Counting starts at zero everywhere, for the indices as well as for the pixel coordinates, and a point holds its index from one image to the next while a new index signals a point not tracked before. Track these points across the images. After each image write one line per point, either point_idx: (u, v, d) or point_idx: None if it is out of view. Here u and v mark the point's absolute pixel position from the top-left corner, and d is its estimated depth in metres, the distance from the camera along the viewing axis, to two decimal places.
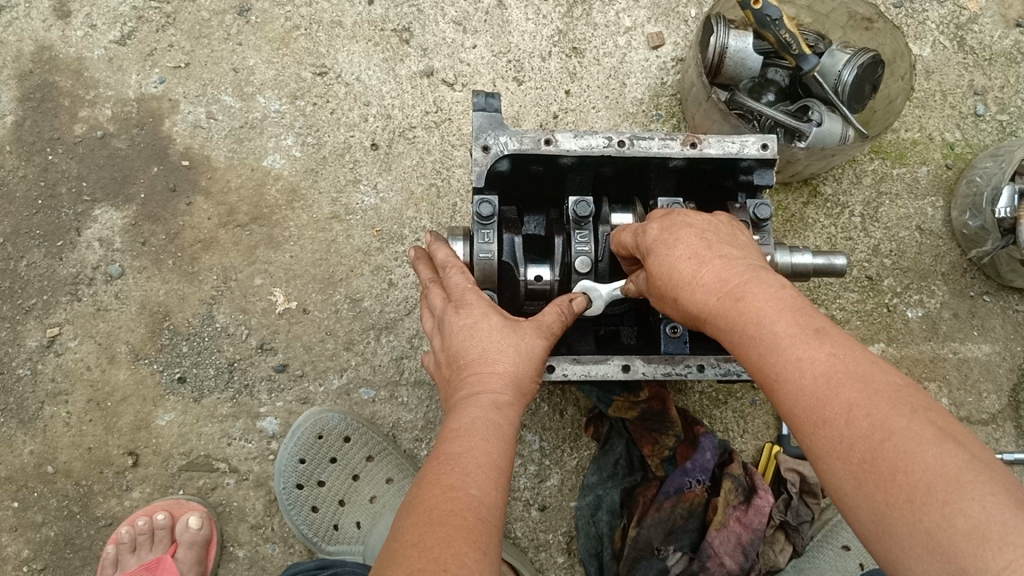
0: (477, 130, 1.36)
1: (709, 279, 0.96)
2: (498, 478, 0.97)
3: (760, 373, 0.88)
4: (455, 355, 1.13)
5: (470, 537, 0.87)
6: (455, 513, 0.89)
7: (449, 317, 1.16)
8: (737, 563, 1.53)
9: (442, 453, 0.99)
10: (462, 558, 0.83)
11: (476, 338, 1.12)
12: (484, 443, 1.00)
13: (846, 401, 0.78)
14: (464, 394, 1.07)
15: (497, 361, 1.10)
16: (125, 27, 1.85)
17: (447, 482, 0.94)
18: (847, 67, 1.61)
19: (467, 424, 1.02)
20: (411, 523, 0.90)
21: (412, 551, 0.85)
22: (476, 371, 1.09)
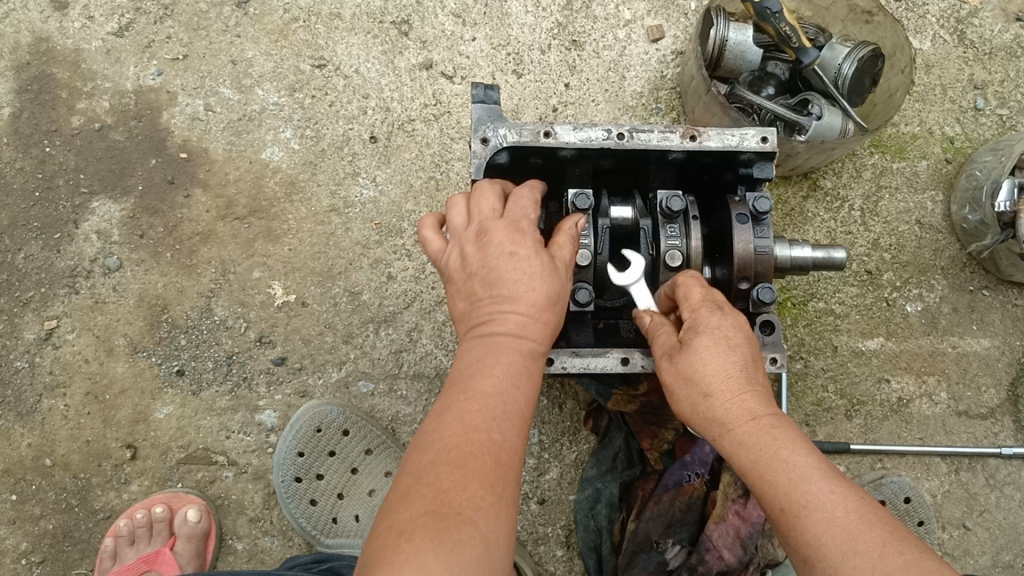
0: (476, 122, 1.36)
1: (752, 403, 1.06)
2: (520, 420, 0.97)
3: (783, 497, 0.98)
4: (486, 275, 1.08)
5: (486, 483, 0.88)
6: (475, 457, 0.90)
7: (484, 236, 1.10)
8: (736, 556, 1.52)
9: (468, 385, 0.99)
10: (477, 507, 0.85)
11: (514, 264, 1.06)
12: (513, 387, 1.00)
13: (879, 537, 0.90)
14: (496, 323, 1.05)
15: (533, 290, 1.06)
16: (122, 19, 1.85)
17: (471, 422, 0.93)
18: (847, 60, 1.60)
19: (498, 360, 1.01)
20: (432, 456, 0.90)
21: (427, 491, 0.86)
22: (509, 300, 1.05)
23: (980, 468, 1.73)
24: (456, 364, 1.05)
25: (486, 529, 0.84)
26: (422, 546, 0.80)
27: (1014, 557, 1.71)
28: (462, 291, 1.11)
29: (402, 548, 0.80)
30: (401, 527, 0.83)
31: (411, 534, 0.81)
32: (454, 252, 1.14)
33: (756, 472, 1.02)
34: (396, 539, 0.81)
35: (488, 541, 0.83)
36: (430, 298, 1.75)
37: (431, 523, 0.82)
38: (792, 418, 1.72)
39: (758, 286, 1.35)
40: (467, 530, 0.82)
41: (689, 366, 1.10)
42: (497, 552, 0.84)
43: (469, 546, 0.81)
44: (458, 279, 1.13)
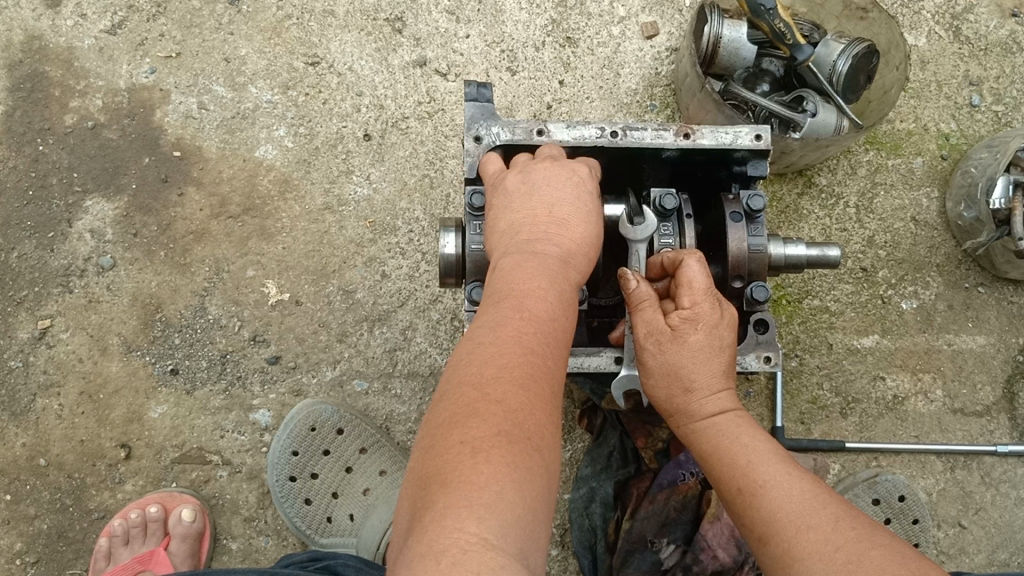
0: (469, 120, 1.35)
1: (726, 401, 1.18)
2: (563, 346, 0.99)
3: (742, 478, 1.10)
4: (549, 206, 1.11)
5: (546, 407, 0.88)
6: (537, 381, 0.90)
7: (552, 172, 1.16)
8: (731, 555, 1.52)
9: (520, 304, 0.97)
10: (541, 433, 0.86)
11: (575, 207, 1.12)
12: (562, 316, 1.00)
13: (832, 514, 1.01)
14: (552, 250, 1.06)
15: (584, 233, 1.10)
16: (114, 17, 1.84)
17: (526, 343, 0.93)
18: (841, 58, 1.61)
19: (554, 284, 1.01)
20: (491, 371, 0.89)
21: (497, 408, 0.85)
22: (566, 235, 1.08)
23: (975, 466, 1.73)
24: (501, 276, 1.02)
25: (548, 457, 0.86)
26: (502, 469, 0.79)
27: (1010, 555, 1.70)
28: (516, 215, 1.11)
29: (481, 468, 0.79)
30: (474, 443, 0.81)
31: (488, 453, 0.80)
32: (511, 181, 1.17)
33: (716, 456, 1.15)
34: (472, 456, 0.80)
35: (549, 470, 0.85)
36: (424, 296, 1.74)
37: (506, 445, 0.82)
38: (787, 415, 1.72)
39: (751, 284, 1.35)
40: (537, 457, 0.84)
41: (679, 358, 1.17)
42: (552, 480, 0.86)
43: (538, 473, 0.83)
44: (512, 203, 1.13)
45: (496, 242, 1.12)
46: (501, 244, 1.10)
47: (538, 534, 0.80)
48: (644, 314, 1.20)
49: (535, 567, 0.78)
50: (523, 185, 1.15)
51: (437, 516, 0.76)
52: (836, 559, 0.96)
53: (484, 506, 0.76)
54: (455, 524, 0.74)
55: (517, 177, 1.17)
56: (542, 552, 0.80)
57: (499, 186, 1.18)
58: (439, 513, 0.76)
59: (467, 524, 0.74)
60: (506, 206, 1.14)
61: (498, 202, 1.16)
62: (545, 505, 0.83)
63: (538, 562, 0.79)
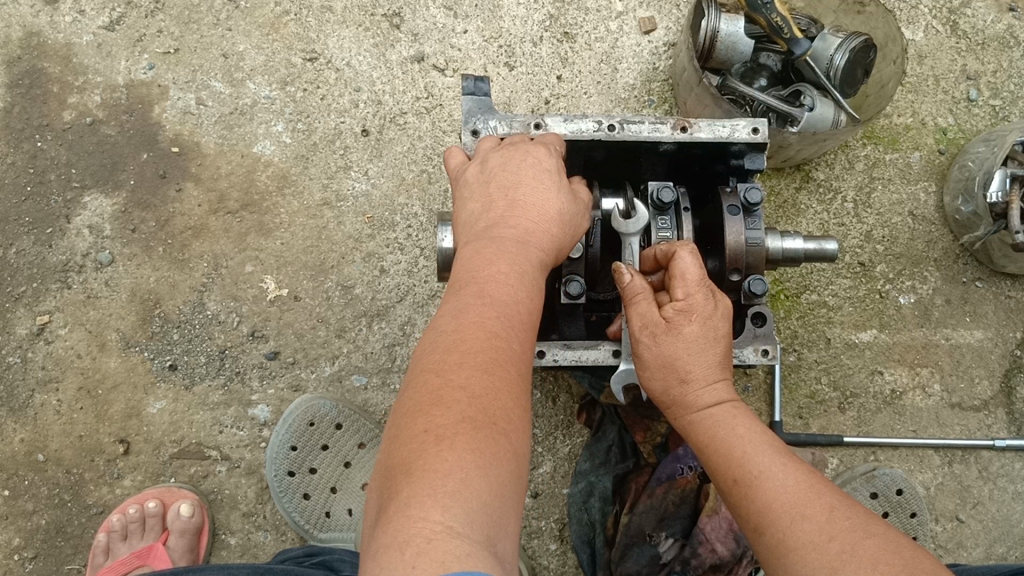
0: (466, 114, 1.36)
1: (721, 392, 1.19)
2: (531, 329, 0.98)
3: (737, 470, 1.11)
4: (508, 192, 1.11)
5: (511, 391, 0.88)
6: (499, 364, 0.90)
7: (510, 157, 1.15)
8: (729, 549, 1.52)
9: (482, 290, 0.97)
10: (508, 416, 0.86)
11: (534, 187, 1.11)
12: (526, 297, 1.00)
13: (827, 504, 1.01)
14: (513, 233, 1.06)
15: (547, 213, 1.10)
16: (113, 13, 1.84)
17: (490, 327, 0.93)
18: (839, 51, 1.60)
19: (516, 266, 1.01)
20: (453, 357, 0.89)
21: (459, 395, 0.85)
22: (526, 217, 1.08)
23: (973, 460, 1.73)
24: (464, 265, 1.03)
25: (516, 439, 0.86)
26: (465, 456, 0.80)
27: (1008, 549, 1.70)
28: (479, 205, 1.12)
29: (443, 457, 0.79)
30: (437, 430, 0.82)
31: (452, 440, 0.81)
32: (470, 173, 1.17)
33: (711, 447, 1.16)
34: (435, 445, 0.81)
35: (518, 453, 0.85)
36: (423, 291, 1.74)
37: (470, 432, 0.82)
38: (785, 410, 1.72)
39: (750, 277, 1.35)
40: (502, 440, 0.84)
41: (675, 350, 1.17)
42: (522, 464, 0.86)
43: (506, 456, 0.83)
44: (472, 195, 1.14)
45: (461, 231, 1.12)
46: (465, 234, 1.11)
47: (507, 519, 0.80)
48: (639, 306, 1.20)
49: (504, 556, 0.78)
50: (482, 176, 1.15)
51: (402, 507, 0.76)
52: (830, 549, 0.96)
53: (448, 494, 0.77)
54: (419, 514, 0.75)
55: (475, 169, 1.18)
56: (512, 539, 0.80)
57: (461, 180, 1.19)
58: (404, 503, 0.77)
59: (432, 512, 0.75)
60: (469, 197, 1.14)
61: (460, 195, 1.17)
62: (514, 489, 0.83)
63: (508, 547, 0.79)
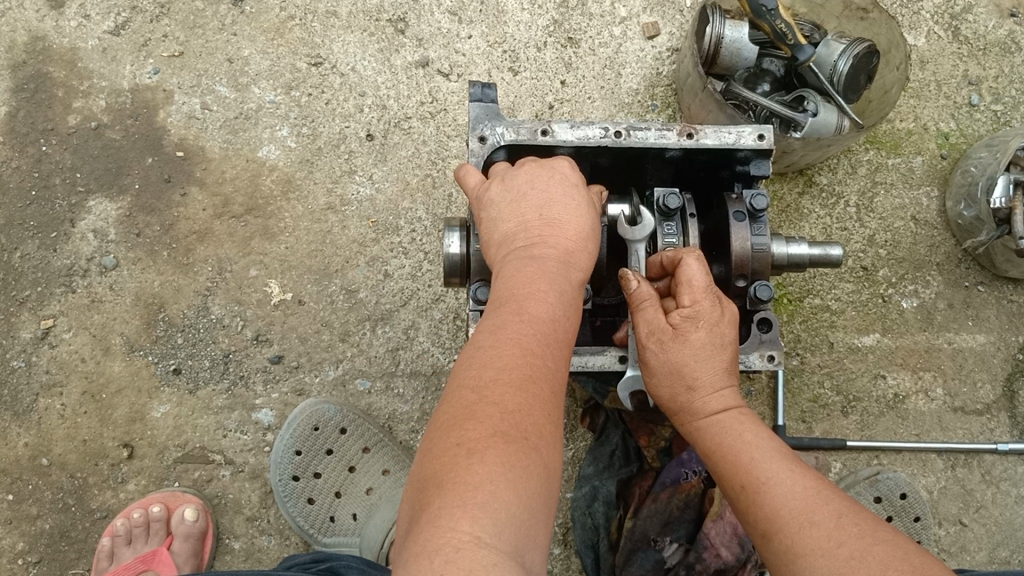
0: (473, 120, 1.36)
1: (729, 398, 1.19)
2: (565, 349, 0.99)
3: (744, 476, 1.11)
4: (541, 209, 1.11)
5: (545, 408, 0.89)
6: (535, 382, 0.90)
7: (533, 175, 1.15)
8: (733, 554, 1.53)
9: (520, 307, 0.98)
10: (540, 433, 0.87)
11: (568, 206, 1.12)
12: (563, 316, 1.00)
13: (835, 510, 1.02)
14: (551, 251, 1.06)
15: (580, 232, 1.11)
16: (118, 17, 1.84)
17: (527, 345, 0.94)
18: (842, 58, 1.61)
19: (554, 285, 1.02)
20: (489, 373, 0.90)
21: (494, 410, 0.85)
22: (561, 236, 1.09)
23: (976, 464, 1.73)
24: (504, 281, 1.03)
25: (547, 456, 0.86)
26: (496, 469, 0.80)
27: (1011, 553, 1.71)
28: (509, 224, 1.11)
29: (476, 469, 0.80)
30: (469, 444, 0.82)
31: (483, 453, 0.81)
32: (493, 191, 1.15)
33: (717, 455, 1.16)
34: (466, 458, 0.81)
35: (548, 468, 0.86)
36: (427, 296, 1.75)
37: (503, 446, 0.82)
38: (788, 414, 1.72)
39: (755, 283, 1.36)
40: (534, 456, 0.84)
41: (683, 357, 1.18)
42: (553, 479, 0.86)
43: (535, 470, 0.83)
44: (499, 213, 1.13)
45: (492, 248, 1.11)
46: (498, 250, 1.11)
47: (536, 531, 0.80)
48: (645, 313, 1.21)
49: (532, 567, 0.78)
50: (508, 194, 1.14)
51: (433, 516, 0.77)
52: (838, 555, 0.96)
53: (480, 505, 0.77)
54: (450, 523, 0.75)
55: (498, 187, 1.15)
56: (539, 551, 0.81)
57: (483, 198, 1.16)
58: (434, 514, 0.77)
59: (461, 522, 0.75)
60: (496, 215, 1.13)
61: (484, 214, 1.15)
62: (544, 504, 0.83)
63: (536, 559, 0.80)
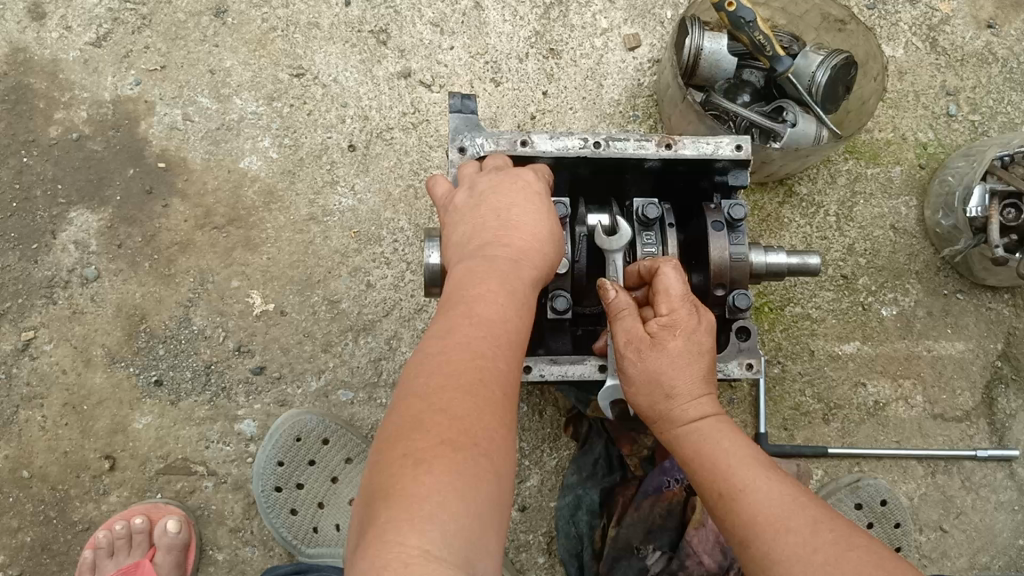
0: (453, 131, 1.37)
1: (707, 406, 1.19)
2: (517, 351, 0.99)
3: (722, 483, 1.12)
4: (500, 214, 1.10)
5: (493, 412, 0.89)
6: (484, 385, 0.90)
7: (495, 184, 1.15)
8: (716, 561, 1.52)
9: (470, 311, 0.98)
10: (487, 437, 0.87)
11: (525, 210, 1.11)
12: (515, 318, 1.00)
13: (811, 516, 1.03)
14: (506, 254, 1.06)
15: (538, 236, 1.10)
16: (100, 29, 1.84)
17: (475, 348, 0.93)
18: (821, 68, 1.63)
19: (506, 287, 1.01)
20: (436, 379, 0.90)
21: (440, 417, 0.86)
22: (518, 238, 1.08)
23: (956, 471, 1.75)
24: (456, 285, 1.03)
25: (496, 460, 0.86)
26: (443, 478, 0.81)
27: (991, 559, 1.72)
28: (467, 228, 1.12)
29: (422, 480, 0.80)
30: (416, 454, 0.83)
31: (429, 463, 0.82)
32: (458, 198, 1.17)
33: (696, 461, 1.17)
34: (413, 468, 0.82)
35: (500, 474, 0.86)
36: (409, 306, 1.75)
37: (448, 453, 0.83)
38: (770, 422, 1.73)
39: (733, 292, 1.37)
40: (482, 462, 0.84)
41: (660, 365, 1.18)
42: (504, 483, 0.86)
43: (484, 477, 0.83)
44: (460, 218, 1.14)
45: (450, 253, 1.11)
46: (455, 256, 1.11)
47: (486, 540, 0.81)
48: (623, 322, 1.21)
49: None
50: (471, 201, 1.15)
51: (380, 530, 0.78)
52: (814, 561, 0.98)
53: (426, 518, 0.78)
54: (395, 538, 0.76)
55: (463, 195, 1.17)
56: (492, 560, 0.81)
57: (449, 206, 1.17)
58: (381, 528, 0.78)
59: (408, 537, 0.76)
60: (459, 218, 1.14)
61: (448, 219, 1.16)
62: (495, 511, 0.84)
63: (488, 568, 0.80)
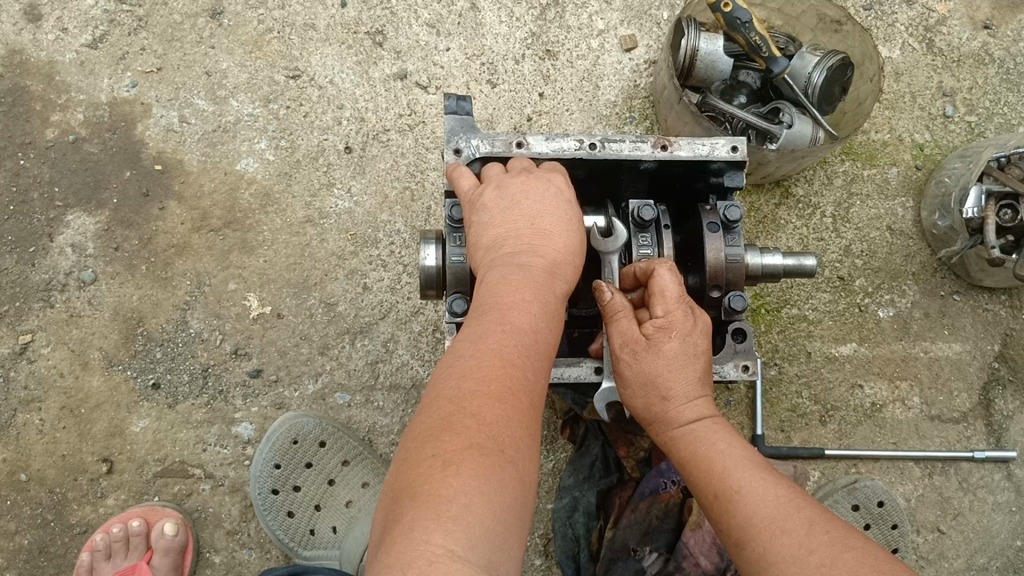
0: (448, 133, 1.37)
1: (703, 407, 1.19)
2: (545, 362, 0.99)
3: (717, 485, 1.12)
4: (535, 220, 1.11)
5: (522, 421, 0.89)
6: (514, 394, 0.91)
7: (527, 185, 1.15)
8: (712, 563, 1.51)
9: (503, 317, 0.98)
10: (516, 445, 0.87)
11: (556, 219, 1.12)
12: (545, 328, 1.01)
13: (807, 518, 1.03)
14: (538, 262, 1.06)
15: (573, 248, 1.11)
16: (96, 31, 1.84)
17: (506, 356, 0.94)
18: (817, 70, 1.62)
19: (538, 295, 1.02)
20: (468, 385, 0.90)
21: (472, 421, 0.86)
22: (551, 248, 1.09)
23: (953, 472, 1.75)
24: (486, 289, 1.03)
25: (523, 468, 0.86)
26: (470, 481, 0.81)
27: (988, 560, 1.73)
28: (498, 230, 1.11)
29: (449, 482, 0.80)
30: (446, 456, 0.83)
31: (459, 465, 0.82)
32: (486, 197, 1.15)
33: (692, 463, 1.17)
34: (442, 469, 0.82)
35: (524, 481, 0.86)
36: (406, 308, 1.75)
37: (478, 457, 0.83)
38: (767, 424, 1.73)
39: (729, 294, 1.37)
40: (509, 468, 0.85)
41: (655, 366, 1.18)
42: (527, 491, 0.87)
43: (510, 482, 0.84)
44: (490, 218, 1.13)
45: (480, 255, 1.11)
46: (484, 258, 1.10)
47: (509, 544, 0.81)
48: (618, 324, 1.20)
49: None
50: (502, 201, 1.14)
51: (405, 528, 0.78)
52: (809, 562, 0.98)
53: (451, 517, 0.78)
54: (422, 536, 0.76)
55: (493, 192, 1.15)
56: (513, 564, 0.81)
57: (476, 202, 1.16)
58: (407, 527, 0.78)
59: (433, 535, 0.76)
60: (489, 217, 1.13)
61: (476, 216, 1.15)
62: (518, 516, 0.84)
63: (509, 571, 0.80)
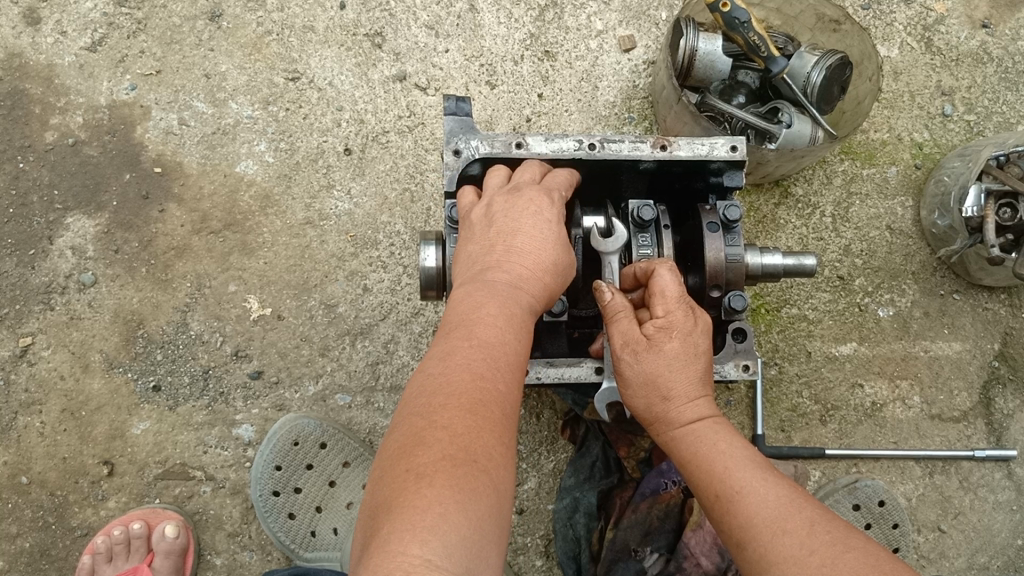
0: (448, 134, 1.37)
1: (704, 407, 1.19)
2: (519, 372, 0.99)
3: (719, 485, 1.12)
4: (507, 237, 1.11)
5: (494, 432, 0.89)
6: (485, 406, 0.91)
7: (507, 203, 1.15)
8: (714, 563, 1.50)
9: (470, 333, 0.98)
10: (490, 456, 0.87)
11: (530, 233, 1.11)
12: (515, 341, 1.01)
13: (807, 518, 1.03)
14: (507, 278, 1.07)
15: (541, 262, 1.10)
16: (95, 34, 1.84)
17: (475, 370, 0.94)
18: (816, 69, 1.62)
19: (506, 310, 1.02)
20: (439, 399, 0.90)
21: (442, 434, 0.86)
22: (521, 262, 1.09)
23: (953, 471, 1.75)
24: (457, 307, 1.04)
25: (498, 477, 0.86)
26: (444, 492, 0.81)
27: (989, 559, 1.73)
28: (476, 250, 1.12)
29: (424, 492, 0.81)
30: (419, 469, 0.83)
31: (431, 478, 0.82)
32: (475, 215, 1.17)
33: (694, 463, 1.17)
34: (415, 482, 0.82)
35: (499, 491, 0.86)
36: (406, 310, 1.75)
37: (451, 469, 0.83)
38: (767, 423, 1.73)
39: (729, 294, 1.37)
40: (483, 478, 0.84)
41: (656, 367, 1.18)
42: (505, 501, 0.86)
43: (484, 492, 0.83)
44: (473, 236, 1.15)
45: (460, 273, 1.13)
46: (463, 277, 1.12)
47: (488, 553, 0.81)
48: (618, 325, 1.21)
49: None
50: (485, 220, 1.15)
51: (382, 542, 0.78)
52: (810, 563, 0.98)
53: (428, 527, 0.78)
54: (398, 548, 0.76)
55: (481, 212, 1.17)
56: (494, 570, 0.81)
57: (467, 220, 1.19)
58: (383, 539, 0.78)
59: (410, 546, 0.76)
60: (470, 238, 1.15)
61: (464, 236, 1.17)
62: (495, 523, 0.83)
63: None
